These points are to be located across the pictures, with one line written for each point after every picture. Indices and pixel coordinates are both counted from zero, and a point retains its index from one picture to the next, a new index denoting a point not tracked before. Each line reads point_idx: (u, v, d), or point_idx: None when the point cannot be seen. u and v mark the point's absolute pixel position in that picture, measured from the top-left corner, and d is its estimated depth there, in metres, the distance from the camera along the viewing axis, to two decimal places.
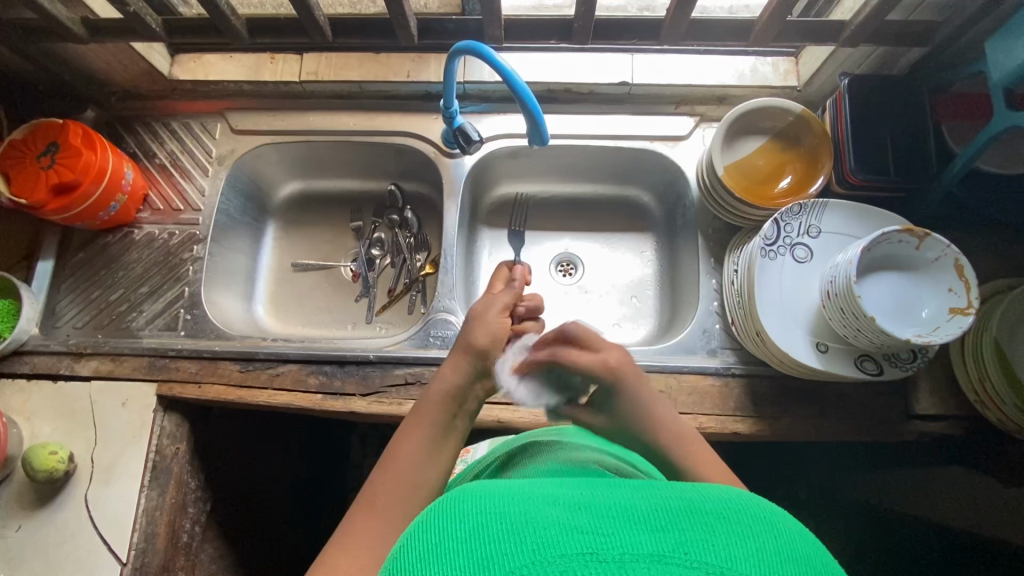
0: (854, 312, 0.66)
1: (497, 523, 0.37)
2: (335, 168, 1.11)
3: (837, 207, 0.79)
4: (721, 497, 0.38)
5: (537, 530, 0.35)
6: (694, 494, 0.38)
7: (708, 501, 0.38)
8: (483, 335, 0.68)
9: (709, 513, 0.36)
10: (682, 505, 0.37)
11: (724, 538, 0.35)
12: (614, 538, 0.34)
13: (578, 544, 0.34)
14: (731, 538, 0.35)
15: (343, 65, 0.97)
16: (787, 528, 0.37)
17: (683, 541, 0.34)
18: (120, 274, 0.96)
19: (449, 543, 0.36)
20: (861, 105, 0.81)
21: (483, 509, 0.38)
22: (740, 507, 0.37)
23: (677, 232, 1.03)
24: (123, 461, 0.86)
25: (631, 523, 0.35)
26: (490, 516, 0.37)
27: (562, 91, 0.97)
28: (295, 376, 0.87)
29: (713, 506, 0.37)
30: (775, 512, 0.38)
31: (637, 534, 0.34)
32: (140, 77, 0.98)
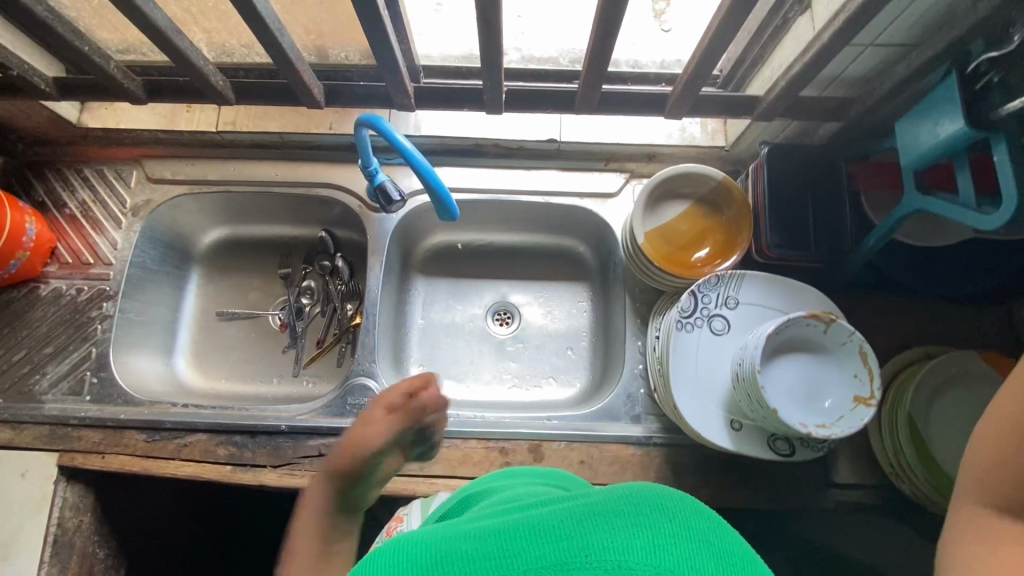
0: (759, 400, 0.65)
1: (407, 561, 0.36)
2: (262, 215, 1.07)
3: (754, 279, 0.78)
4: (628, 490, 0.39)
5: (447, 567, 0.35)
6: (598, 496, 0.39)
7: (611, 501, 0.38)
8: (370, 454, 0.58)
9: (612, 513, 0.37)
10: (586, 510, 0.37)
11: (622, 532, 0.36)
12: (520, 558, 0.35)
13: (489, 568, 0.35)
14: (632, 530, 0.36)
15: (262, 115, 0.94)
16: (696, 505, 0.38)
17: (586, 544, 0.35)
18: (23, 333, 0.91)
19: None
20: (780, 175, 0.80)
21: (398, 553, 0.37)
22: (639, 497, 0.38)
23: (611, 285, 1.02)
24: (20, 536, 0.82)
25: (539, 539, 0.36)
26: (401, 557, 0.37)
27: (490, 145, 0.95)
28: (203, 447, 0.84)
29: (617, 506, 0.37)
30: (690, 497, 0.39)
31: (541, 549, 0.35)
32: (46, 125, 0.94)
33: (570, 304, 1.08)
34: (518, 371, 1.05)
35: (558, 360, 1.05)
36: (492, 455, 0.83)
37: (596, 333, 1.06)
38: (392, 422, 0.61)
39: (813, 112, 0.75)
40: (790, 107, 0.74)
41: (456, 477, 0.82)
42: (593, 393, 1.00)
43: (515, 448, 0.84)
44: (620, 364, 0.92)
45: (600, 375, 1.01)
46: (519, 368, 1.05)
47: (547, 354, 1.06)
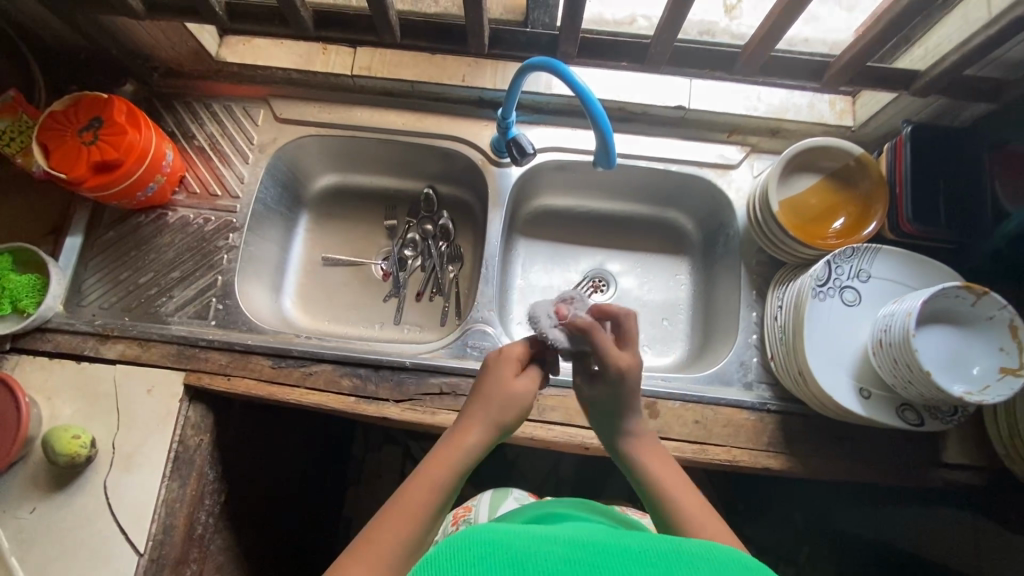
0: (907, 364, 0.67)
1: (505, 553, 0.41)
2: (373, 164, 1.09)
3: (889, 253, 0.79)
4: (698, 542, 0.43)
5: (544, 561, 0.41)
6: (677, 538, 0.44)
7: (690, 546, 0.43)
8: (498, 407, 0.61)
9: (694, 556, 0.42)
10: (670, 547, 0.42)
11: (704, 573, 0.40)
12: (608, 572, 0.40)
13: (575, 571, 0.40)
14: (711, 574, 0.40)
15: (397, 63, 0.96)
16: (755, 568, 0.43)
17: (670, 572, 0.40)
18: (151, 256, 0.94)
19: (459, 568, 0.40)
20: (921, 153, 0.81)
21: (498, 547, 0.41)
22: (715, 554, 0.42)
23: (716, 260, 1.03)
24: (144, 450, 0.84)
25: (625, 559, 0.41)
26: (496, 547, 0.41)
27: (617, 110, 0.97)
28: (328, 377, 0.86)
29: (696, 550, 0.42)
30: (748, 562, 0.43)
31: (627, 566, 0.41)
32: (186, 56, 0.95)
33: (667, 275, 1.10)
34: None
35: (655, 329, 1.06)
36: None
37: (694, 305, 1.07)
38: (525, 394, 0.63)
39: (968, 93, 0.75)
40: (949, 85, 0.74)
41: (573, 426, 0.84)
42: (692, 364, 1.01)
43: None
44: (731, 334, 0.93)
45: (698, 346, 1.03)
46: None
47: (644, 323, 1.07)
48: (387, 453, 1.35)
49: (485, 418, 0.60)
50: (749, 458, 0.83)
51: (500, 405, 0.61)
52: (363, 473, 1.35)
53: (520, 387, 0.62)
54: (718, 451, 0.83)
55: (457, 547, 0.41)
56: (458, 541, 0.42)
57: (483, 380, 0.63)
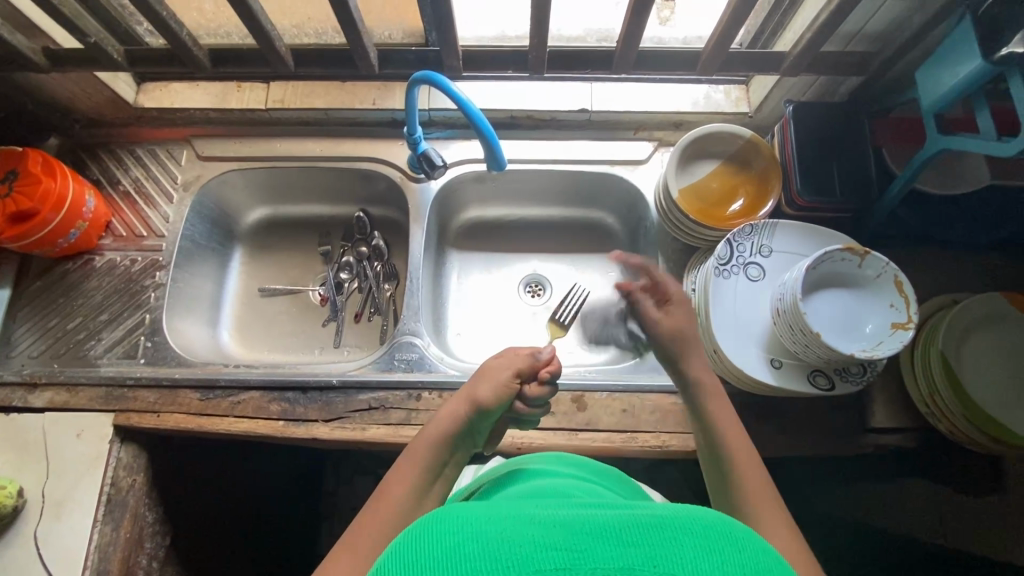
0: (801, 328, 0.68)
1: (478, 542, 0.37)
2: (304, 193, 1.12)
3: (787, 227, 0.82)
4: (693, 515, 0.39)
5: (516, 546, 0.36)
6: (664, 513, 0.39)
7: (677, 519, 0.38)
8: (487, 389, 0.70)
9: (678, 529, 0.38)
10: (651, 522, 0.38)
11: (695, 549, 0.36)
12: (589, 555, 0.36)
13: (553, 560, 0.35)
14: (705, 548, 0.36)
15: (308, 92, 0.99)
16: (758, 547, 0.38)
17: (656, 557, 0.36)
18: (79, 301, 0.95)
19: (425, 562, 0.36)
20: (804, 129, 0.84)
21: (462, 530, 0.38)
22: (711, 527, 0.38)
23: (640, 253, 1.06)
24: (76, 495, 0.83)
25: (607, 540, 0.37)
26: (466, 536, 0.37)
27: (525, 118, 1.01)
28: (256, 404, 0.86)
29: (683, 527, 0.38)
30: (748, 534, 0.39)
31: (610, 550, 0.36)
32: (104, 105, 0.99)
33: (599, 274, 1.12)
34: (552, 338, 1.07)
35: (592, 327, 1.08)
36: None
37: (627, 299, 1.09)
38: (503, 376, 0.71)
39: (836, 68, 0.79)
40: (814, 63, 0.78)
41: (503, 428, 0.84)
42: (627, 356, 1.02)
43: (559, 399, 0.86)
44: None
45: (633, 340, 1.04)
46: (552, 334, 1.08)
47: (580, 321, 1.08)
48: (357, 484, 1.33)
49: (454, 409, 0.69)
50: (680, 442, 0.83)
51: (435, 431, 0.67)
52: (330, 507, 1.32)
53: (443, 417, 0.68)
54: (647, 438, 0.83)
55: (423, 541, 0.37)
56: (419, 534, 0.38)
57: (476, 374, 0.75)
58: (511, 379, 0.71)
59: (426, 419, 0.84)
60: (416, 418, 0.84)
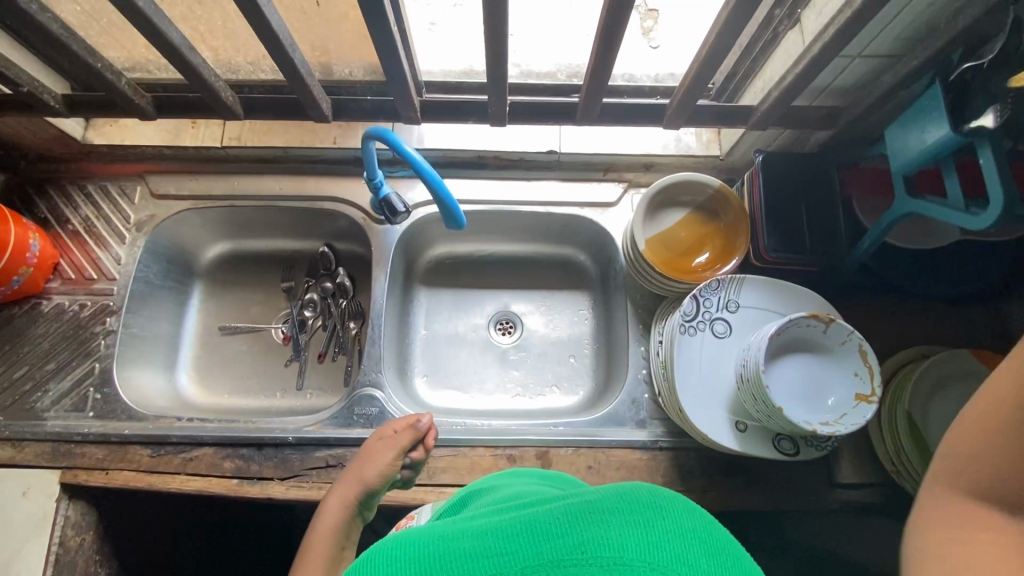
0: (764, 399, 0.67)
1: (417, 562, 0.38)
2: (266, 228, 1.09)
3: (754, 282, 0.80)
4: (612, 495, 0.40)
5: (448, 557, 0.38)
6: (595, 496, 0.40)
7: (605, 499, 0.39)
8: (373, 470, 0.73)
9: (608, 509, 0.38)
10: (581, 507, 0.39)
11: (614, 528, 0.37)
12: (517, 555, 0.37)
13: (481, 567, 0.37)
14: (625, 523, 0.37)
15: (266, 130, 0.96)
16: (678, 505, 0.39)
17: (580, 542, 0.36)
18: (25, 349, 0.91)
19: None
20: (773, 181, 0.83)
21: (397, 555, 0.39)
22: (632, 498, 0.39)
23: (611, 293, 1.04)
24: (20, 558, 0.80)
25: (532, 535, 0.38)
26: (403, 554, 0.39)
27: (492, 157, 0.98)
28: (209, 460, 0.84)
29: (612, 505, 0.39)
30: (674, 498, 0.39)
31: (536, 546, 0.37)
32: (50, 142, 0.94)
33: (570, 312, 1.10)
34: (521, 379, 1.06)
35: (561, 368, 1.06)
36: (500, 463, 0.83)
37: (597, 339, 1.07)
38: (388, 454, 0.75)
39: (805, 122, 0.77)
40: (782, 117, 0.76)
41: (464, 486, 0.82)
42: (596, 401, 1.00)
43: (522, 455, 0.84)
44: (624, 370, 0.93)
45: (602, 383, 1.02)
46: (521, 375, 1.06)
47: (549, 362, 1.07)
48: None
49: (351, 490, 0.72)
50: None
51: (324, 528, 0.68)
52: None
53: (331, 511, 0.70)
54: None
55: (363, 570, 0.39)
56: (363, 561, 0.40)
57: (359, 455, 0.78)
58: (394, 454, 0.75)
59: None
60: None
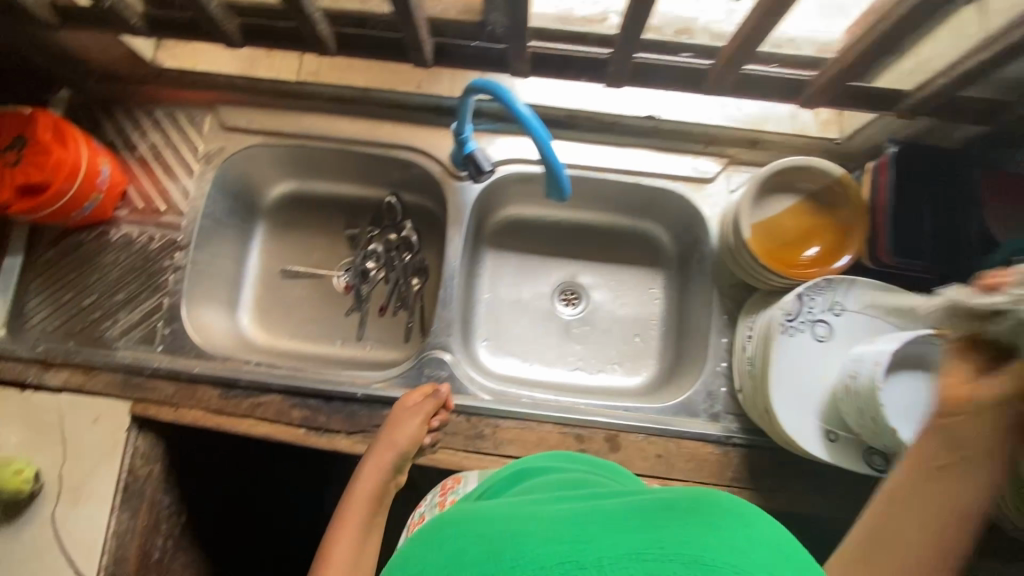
0: (874, 416, 0.63)
1: (477, 544, 0.36)
2: (334, 171, 1.04)
3: (865, 286, 0.74)
4: (684, 499, 0.35)
5: (505, 551, 0.33)
6: (663, 497, 0.36)
7: (678, 500, 0.35)
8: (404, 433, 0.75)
9: (686, 509, 0.34)
10: (654, 506, 0.35)
11: (694, 528, 0.32)
12: (591, 544, 0.32)
13: (554, 555, 0.32)
14: (707, 526, 0.32)
15: (347, 68, 0.89)
16: (756, 515, 0.35)
17: (659, 538, 0.31)
18: (95, 277, 0.90)
19: None
20: (908, 176, 0.75)
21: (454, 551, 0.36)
22: (709, 502, 0.35)
23: (690, 275, 0.98)
24: (93, 481, 0.82)
25: (602, 528, 0.33)
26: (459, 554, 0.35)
27: (584, 118, 0.91)
28: (277, 407, 0.83)
29: (684, 505, 0.35)
30: (752, 510, 0.35)
31: (608, 537, 0.32)
32: (120, 60, 0.89)
33: (641, 289, 1.05)
34: (584, 353, 1.03)
35: (626, 346, 1.02)
36: (569, 441, 0.81)
37: (667, 321, 1.02)
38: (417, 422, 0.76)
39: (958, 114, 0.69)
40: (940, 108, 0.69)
41: None
42: (662, 385, 0.97)
43: (592, 436, 0.82)
44: (700, 358, 0.89)
45: (669, 367, 0.99)
46: (584, 349, 1.03)
47: (614, 339, 1.03)
48: None
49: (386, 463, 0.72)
50: None
51: (359, 487, 0.70)
52: None
53: (363, 475, 0.71)
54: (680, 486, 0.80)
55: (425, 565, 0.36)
56: (428, 546, 0.40)
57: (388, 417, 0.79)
58: (422, 419, 0.77)
59: (452, 443, 0.81)
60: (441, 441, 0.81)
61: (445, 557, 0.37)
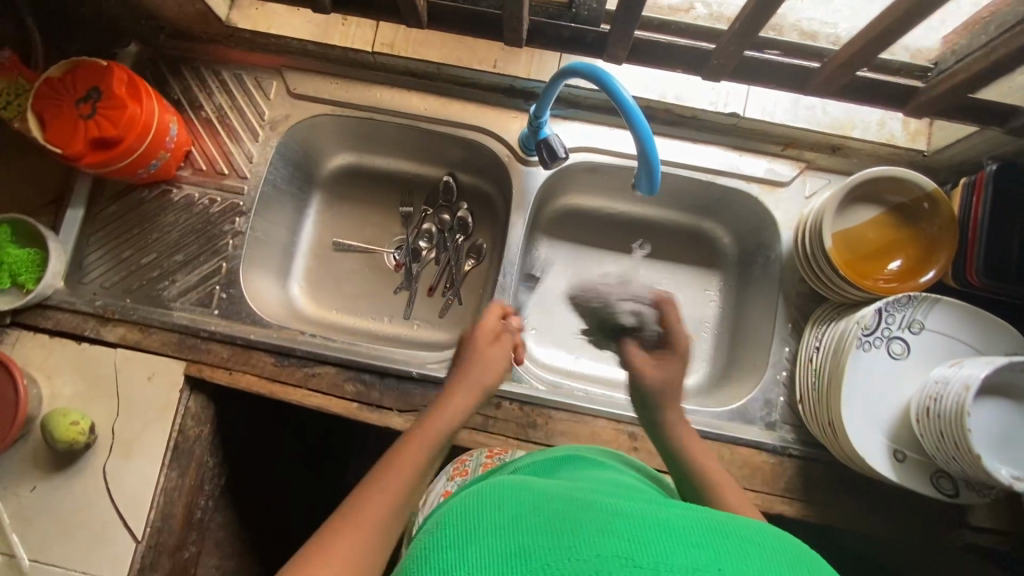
0: (956, 440, 0.61)
1: (530, 519, 0.36)
2: (394, 146, 1.02)
3: (949, 307, 0.72)
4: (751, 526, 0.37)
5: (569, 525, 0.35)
6: (724, 517, 0.38)
7: (740, 523, 0.37)
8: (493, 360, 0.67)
9: (742, 537, 0.36)
10: (710, 525, 0.36)
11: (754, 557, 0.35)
12: (648, 548, 0.34)
13: (614, 548, 0.33)
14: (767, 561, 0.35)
15: (423, 42, 0.87)
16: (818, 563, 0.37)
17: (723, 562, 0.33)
18: (155, 235, 0.89)
19: (487, 529, 0.36)
20: (1006, 196, 0.71)
21: (517, 501, 0.38)
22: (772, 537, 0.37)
23: (752, 280, 0.96)
24: (145, 438, 0.83)
25: (666, 534, 0.35)
26: (523, 508, 0.38)
27: (662, 110, 0.87)
28: (331, 380, 0.83)
29: (745, 532, 0.36)
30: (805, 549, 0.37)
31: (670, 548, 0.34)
32: (193, 18, 0.87)
33: (696, 290, 1.02)
34: None
35: None
36: (621, 439, 0.80)
37: (722, 325, 1.00)
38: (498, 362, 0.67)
39: None
40: None
41: None
42: (712, 388, 0.95)
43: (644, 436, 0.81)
44: (758, 365, 0.88)
45: (721, 372, 0.96)
46: None
47: None
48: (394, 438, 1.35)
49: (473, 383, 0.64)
50: (763, 503, 0.79)
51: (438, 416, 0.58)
52: None
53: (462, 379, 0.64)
54: None
55: (482, 511, 0.38)
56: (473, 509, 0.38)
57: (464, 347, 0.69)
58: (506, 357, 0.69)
59: (503, 429, 0.80)
60: (493, 427, 0.80)
61: (492, 523, 0.36)
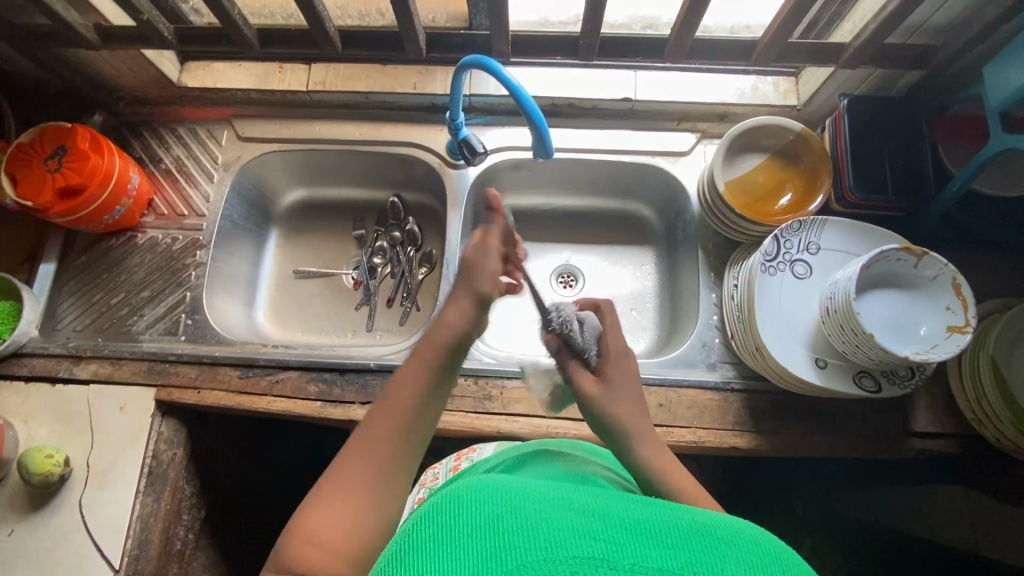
0: (853, 329, 0.67)
1: (509, 516, 0.37)
2: (338, 176, 1.12)
3: (836, 225, 0.80)
4: (729, 525, 0.38)
5: (548, 529, 0.36)
6: (705, 519, 0.39)
7: (719, 527, 0.38)
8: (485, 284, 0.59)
9: (719, 540, 0.37)
10: (691, 528, 0.37)
11: (729, 558, 0.36)
12: (626, 549, 0.35)
13: (591, 549, 0.35)
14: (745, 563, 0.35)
15: (349, 76, 1.00)
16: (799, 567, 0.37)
17: (697, 564, 0.35)
18: (122, 277, 0.97)
19: (465, 533, 0.36)
20: (862, 123, 0.82)
21: (501, 501, 0.38)
22: (755, 543, 0.37)
23: (678, 246, 1.03)
24: (119, 466, 0.85)
25: (645, 538, 0.36)
26: (503, 508, 0.37)
27: (566, 106, 1.00)
28: (294, 383, 0.88)
29: (723, 535, 0.37)
30: (788, 552, 0.38)
31: (649, 551, 0.35)
32: (149, 83, 1.00)
33: (634, 266, 1.09)
34: None
35: (625, 320, 1.04)
36: None
37: (662, 292, 1.06)
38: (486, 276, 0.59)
39: (893, 61, 0.78)
40: (874, 56, 0.78)
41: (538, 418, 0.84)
42: (662, 351, 0.99)
43: None
44: (693, 316, 0.94)
45: (667, 335, 1.00)
46: None
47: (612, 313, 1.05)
48: None
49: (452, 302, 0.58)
50: (716, 438, 0.83)
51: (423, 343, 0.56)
52: None
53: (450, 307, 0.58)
54: (683, 433, 0.83)
55: (461, 510, 0.38)
56: (456, 500, 0.39)
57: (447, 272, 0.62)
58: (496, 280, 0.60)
59: (461, 406, 0.85)
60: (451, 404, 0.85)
61: (476, 516, 0.37)
